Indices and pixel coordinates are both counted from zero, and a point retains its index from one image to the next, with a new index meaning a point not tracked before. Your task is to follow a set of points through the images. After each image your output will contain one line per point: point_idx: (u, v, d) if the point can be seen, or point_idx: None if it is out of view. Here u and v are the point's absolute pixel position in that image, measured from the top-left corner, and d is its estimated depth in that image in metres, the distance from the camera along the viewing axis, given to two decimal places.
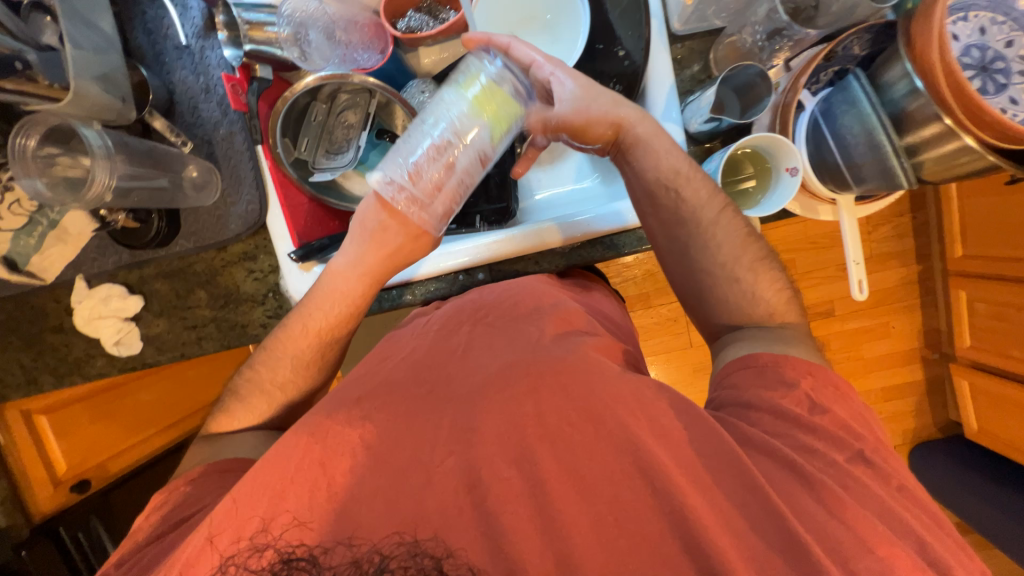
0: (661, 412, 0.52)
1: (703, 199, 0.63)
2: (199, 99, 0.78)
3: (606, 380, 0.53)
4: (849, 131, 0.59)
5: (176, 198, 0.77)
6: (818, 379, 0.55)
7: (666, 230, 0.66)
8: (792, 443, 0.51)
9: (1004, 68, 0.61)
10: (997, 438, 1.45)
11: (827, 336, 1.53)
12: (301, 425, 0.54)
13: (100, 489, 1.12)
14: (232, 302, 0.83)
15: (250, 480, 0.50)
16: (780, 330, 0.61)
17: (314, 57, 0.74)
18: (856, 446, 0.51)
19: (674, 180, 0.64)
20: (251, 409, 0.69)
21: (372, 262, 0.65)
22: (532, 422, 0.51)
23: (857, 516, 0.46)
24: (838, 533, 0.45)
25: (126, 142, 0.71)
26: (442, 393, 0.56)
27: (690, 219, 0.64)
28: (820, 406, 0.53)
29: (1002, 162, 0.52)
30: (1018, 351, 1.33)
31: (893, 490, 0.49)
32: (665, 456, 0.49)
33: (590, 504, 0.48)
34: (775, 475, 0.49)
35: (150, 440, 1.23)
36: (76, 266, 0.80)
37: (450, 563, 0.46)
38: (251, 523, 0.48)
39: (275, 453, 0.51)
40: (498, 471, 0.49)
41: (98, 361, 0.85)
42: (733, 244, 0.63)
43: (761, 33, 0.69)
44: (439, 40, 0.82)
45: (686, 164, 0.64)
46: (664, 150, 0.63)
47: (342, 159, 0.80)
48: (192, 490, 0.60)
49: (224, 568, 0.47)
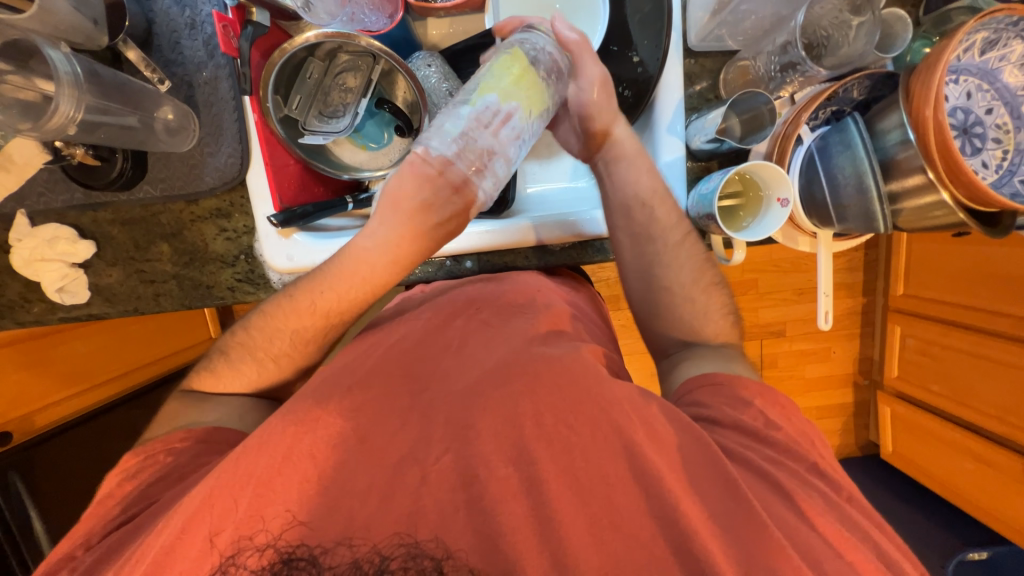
0: (654, 416, 0.53)
1: (669, 222, 0.68)
2: (181, 34, 0.71)
3: (602, 385, 0.54)
4: (841, 171, 0.62)
5: (146, 140, 0.70)
6: (787, 399, 0.59)
7: (636, 247, 0.69)
8: (769, 457, 0.54)
9: (981, 133, 0.69)
10: (909, 461, 1.60)
11: (776, 355, 1.63)
12: (287, 411, 0.53)
13: (20, 444, 1.03)
14: (198, 261, 0.78)
15: (234, 466, 0.49)
16: (721, 348, 0.66)
17: (319, 10, 0.68)
18: (825, 463, 0.55)
19: (643, 204, 0.67)
20: (240, 377, 0.65)
21: (400, 243, 0.58)
22: (529, 422, 0.52)
23: (839, 540, 0.49)
24: (813, 543, 0.48)
25: (95, 71, 0.64)
26: (436, 389, 0.56)
27: (658, 237, 0.68)
28: (791, 426, 0.57)
29: (969, 222, 0.56)
30: (936, 386, 1.48)
31: (859, 506, 0.53)
32: (661, 463, 0.50)
33: (585, 505, 0.49)
34: (755, 486, 0.52)
35: (79, 397, 1.13)
36: (18, 199, 0.72)
37: (450, 564, 0.46)
38: (240, 512, 0.47)
39: (258, 437, 0.50)
40: (495, 470, 0.50)
41: (36, 308, 0.78)
42: (692, 267, 0.68)
43: (775, 64, 0.71)
44: (452, 14, 0.80)
45: (660, 185, 0.68)
46: (646, 168, 0.68)
47: (337, 124, 0.76)
48: (160, 463, 0.57)
49: (224, 569, 0.46)
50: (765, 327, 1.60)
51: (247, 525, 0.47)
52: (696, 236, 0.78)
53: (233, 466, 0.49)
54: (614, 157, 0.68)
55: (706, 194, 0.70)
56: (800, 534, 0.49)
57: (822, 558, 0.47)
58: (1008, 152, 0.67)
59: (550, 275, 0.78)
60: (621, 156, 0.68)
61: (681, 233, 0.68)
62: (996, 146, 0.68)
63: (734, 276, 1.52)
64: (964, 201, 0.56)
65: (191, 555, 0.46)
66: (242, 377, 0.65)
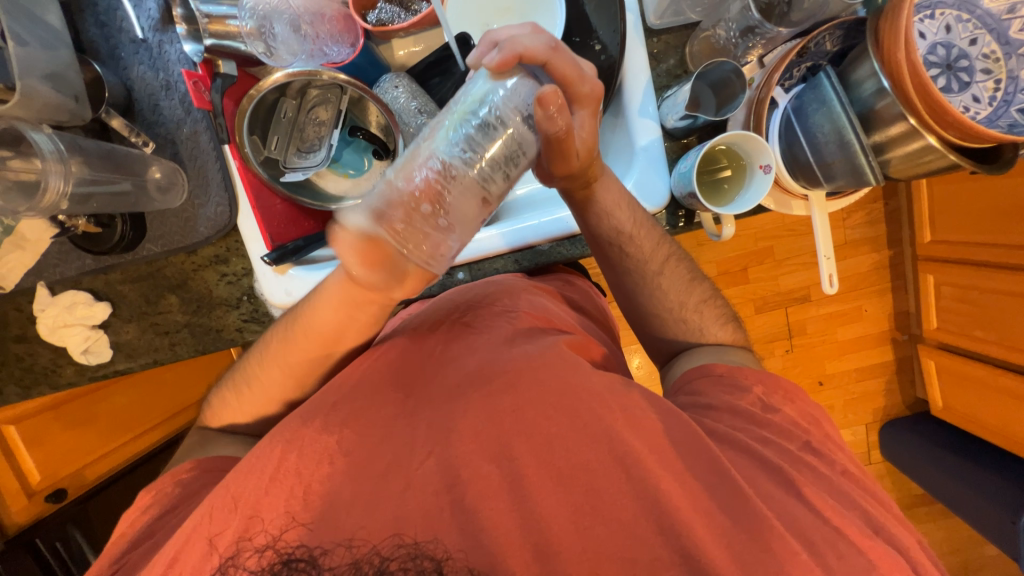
0: (634, 403, 0.56)
1: (646, 252, 0.67)
2: (159, 96, 0.74)
3: (579, 374, 0.56)
4: (819, 129, 0.60)
5: (140, 201, 0.74)
6: (770, 385, 0.61)
7: (614, 274, 0.71)
8: (752, 435, 0.57)
9: (968, 66, 0.67)
10: (963, 416, 1.53)
11: (803, 321, 1.57)
12: (275, 434, 0.54)
13: (77, 498, 1.12)
14: (205, 307, 0.81)
15: (227, 490, 0.51)
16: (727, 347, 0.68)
17: (280, 52, 0.72)
18: (803, 438, 0.58)
19: (617, 239, 0.66)
20: (240, 415, 0.67)
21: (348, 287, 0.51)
22: (509, 419, 0.53)
23: (822, 504, 0.51)
24: (796, 511, 0.50)
25: (80, 144, 0.68)
26: (419, 395, 0.57)
27: (634, 270, 0.68)
28: (771, 407, 0.59)
29: (963, 161, 0.54)
30: (981, 332, 1.39)
31: (840, 472, 0.56)
32: (639, 444, 0.52)
33: (567, 495, 0.49)
34: (744, 464, 0.54)
35: (129, 445, 1.20)
36: (36, 272, 0.77)
37: (450, 565, 0.45)
38: (228, 537, 0.48)
39: (250, 461, 0.52)
40: (477, 469, 0.50)
41: (66, 370, 0.82)
42: (679, 290, 0.69)
43: (734, 30, 0.69)
44: (413, 32, 0.80)
45: (629, 223, 0.65)
46: (610, 206, 0.63)
47: (314, 157, 0.78)
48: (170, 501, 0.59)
49: (224, 570, 0.47)
50: (787, 294, 1.54)
51: (248, 526, 0.48)
52: (685, 217, 0.75)
53: (225, 488, 0.51)
54: (584, 200, 0.63)
55: (684, 172, 0.69)
56: (782, 499, 0.51)
57: (802, 522, 0.49)
58: (1000, 81, 0.66)
59: (543, 276, 0.80)
60: (587, 200, 0.63)
61: (662, 258, 0.68)
62: (987, 77, 0.66)
63: (748, 246, 1.48)
64: (956, 142, 0.54)
65: (196, 556, 0.48)
66: (229, 416, 0.68)
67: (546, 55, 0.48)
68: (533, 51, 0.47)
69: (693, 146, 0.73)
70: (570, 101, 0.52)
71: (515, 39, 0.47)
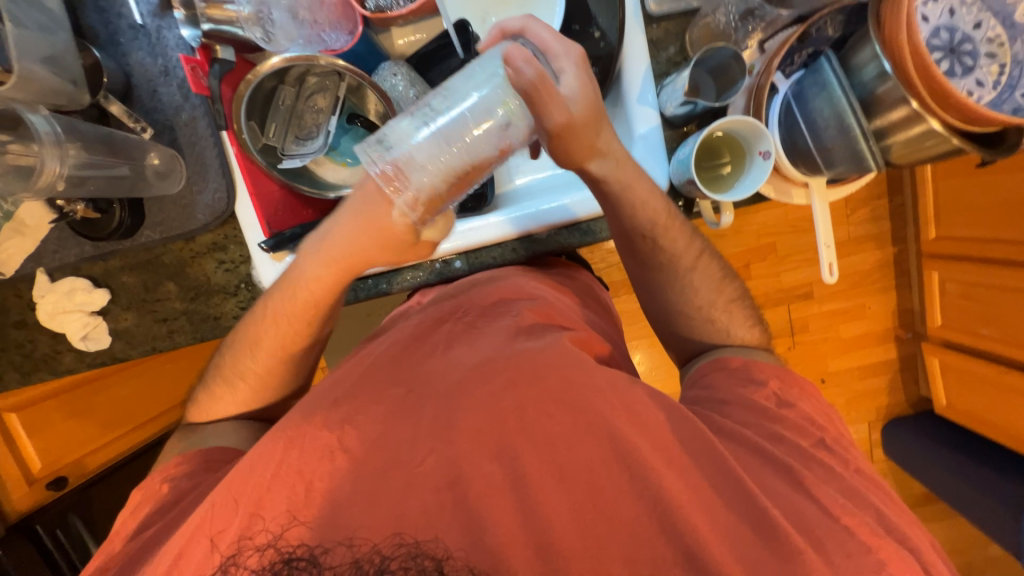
0: (639, 403, 0.55)
1: (679, 246, 0.66)
2: (157, 83, 0.74)
3: (583, 372, 0.55)
4: (819, 114, 0.59)
5: (137, 186, 0.73)
6: (786, 379, 0.62)
7: (643, 271, 0.69)
8: (763, 432, 0.57)
9: (972, 50, 0.66)
10: (967, 415, 1.51)
11: (804, 318, 1.56)
12: (279, 428, 0.54)
13: (78, 485, 1.13)
14: (203, 295, 0.81)
15: (232, 483, 0.51)
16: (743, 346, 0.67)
17: (279, 38, 0.72)
18: (818, 434, 0.57)
19: (651, 232, 0.64)
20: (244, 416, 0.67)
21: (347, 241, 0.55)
22: (512, 417, 0.52)
23: (829, 502, 0.50)
24: (803, 511, 0.50)
25: (78, 128, 0.67)
26: (422, 390, 0.56)
27: (665, 264, 0.67)
28: (787, 401, 0.60)
29: (965, 144, 0.53)
30: (987, 330, 1.37)
31: (850, 473, 0.55)
32: (643, 442, 0.52)
33: (570, 493, 0.49)
34: (748, 463, 0.54)
35: (131, 434, 1.22)
36: (36, 258, 0.77)
37: (450, 564, 0.44)
38: (228, 534, 0.48)
39: (253, 457, 0.52)
40: (480, 466, 0.50)
41: (65, 357, 0.83)
42: (709, 287, 0.68)
43: (733, 13, 0.70)
44: (410, 20, 0.79)
45: (664, 215, 0.64)
46: (643, 200, 0.62)
47: (312, 144, 0.78)
48: (172, 492, 0.59)
49: (224, 568, 0.46)
50: (789, 291, 1.53)
51: (248, 523, 0.48)
52: (683, 206, 0.75)
53: (230, 480, 0.51)
54: (609, 192, 0.61)
55: (683, 159, 0.68)
56: (787, 498, 0.51)
57: (810, 523, 0.49)
58: (1004, 65, 0.65)
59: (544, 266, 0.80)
60: (616, 190, 0.61)
61: (695, 253, 0.67)
62: (992, 61, 0.66)
63: (750, 243, 1.47)
64: (957, 125, 0.53)
65: (197, 556, 0.48)
66: (228, 409, 0.68)
67: (524, 25, 0.52)
68: (511, 23, 0.52)
69: (694, 134, 0.72)
70: (552, 62, 0.52)
71: (505, 22, 0.53)
